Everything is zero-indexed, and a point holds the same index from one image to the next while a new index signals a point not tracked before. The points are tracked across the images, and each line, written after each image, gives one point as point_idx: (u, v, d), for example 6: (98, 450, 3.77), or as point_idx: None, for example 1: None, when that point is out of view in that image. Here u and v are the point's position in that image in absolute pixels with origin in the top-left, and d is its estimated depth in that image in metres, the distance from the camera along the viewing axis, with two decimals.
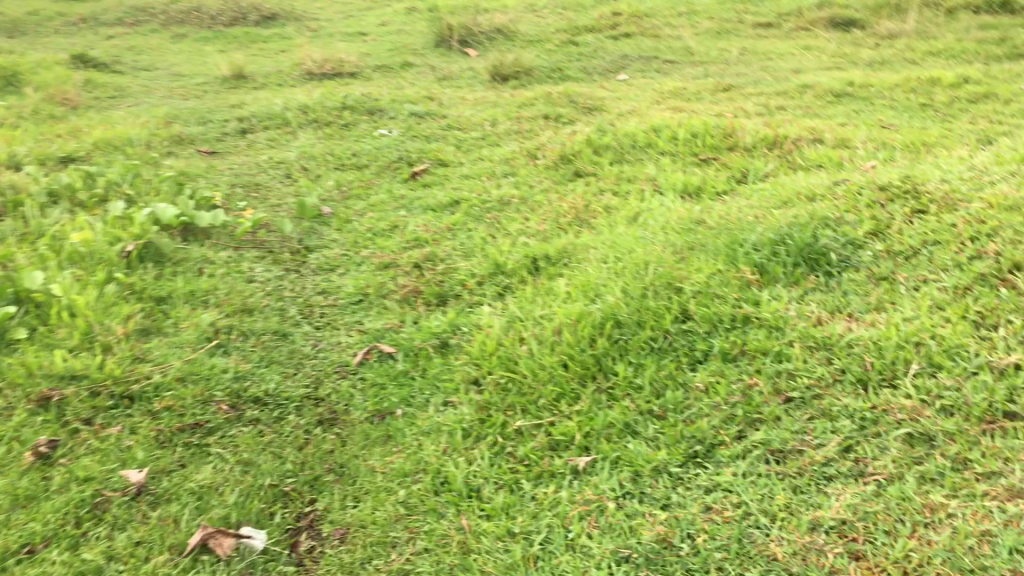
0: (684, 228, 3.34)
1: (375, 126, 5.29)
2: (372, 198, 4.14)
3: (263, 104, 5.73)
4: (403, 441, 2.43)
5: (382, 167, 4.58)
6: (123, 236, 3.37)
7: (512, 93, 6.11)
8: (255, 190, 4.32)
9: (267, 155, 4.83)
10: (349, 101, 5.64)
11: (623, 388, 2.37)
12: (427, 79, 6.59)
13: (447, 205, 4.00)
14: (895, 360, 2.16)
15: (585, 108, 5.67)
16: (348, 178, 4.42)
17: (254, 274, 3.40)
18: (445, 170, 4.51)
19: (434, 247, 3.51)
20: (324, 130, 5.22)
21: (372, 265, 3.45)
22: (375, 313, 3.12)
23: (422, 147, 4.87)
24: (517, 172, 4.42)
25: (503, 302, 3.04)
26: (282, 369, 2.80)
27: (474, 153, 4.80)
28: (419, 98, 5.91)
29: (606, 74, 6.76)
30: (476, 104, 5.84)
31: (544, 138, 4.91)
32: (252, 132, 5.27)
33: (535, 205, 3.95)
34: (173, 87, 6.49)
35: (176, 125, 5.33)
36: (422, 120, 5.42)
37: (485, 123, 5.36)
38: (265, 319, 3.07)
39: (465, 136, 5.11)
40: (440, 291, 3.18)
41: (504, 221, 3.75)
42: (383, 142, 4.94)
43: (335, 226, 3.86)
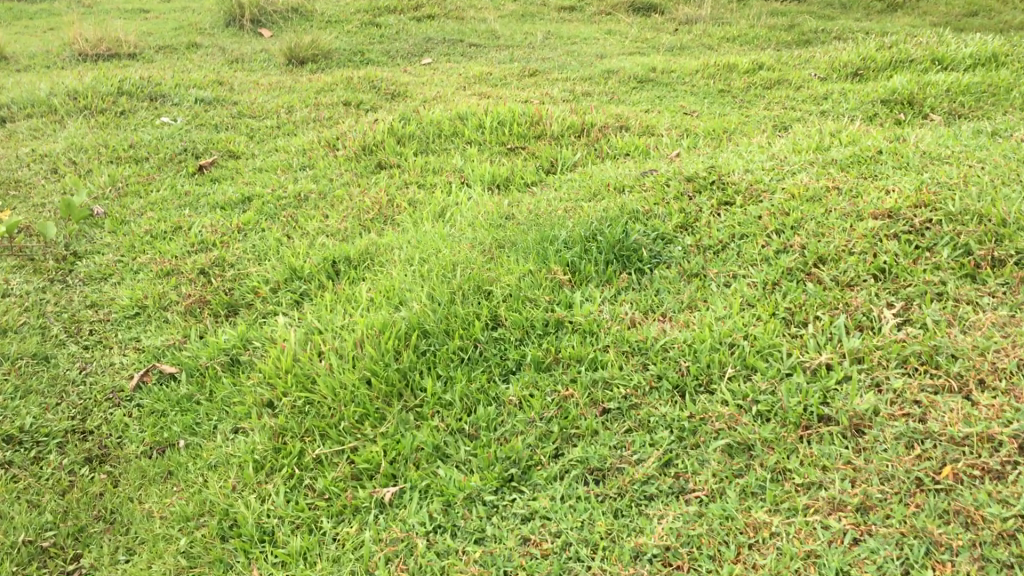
0: (492, 224, 3.19)
1: (157, 114, 4.85)
2: (152, 195, 3.76)
3: (26, 88, 5.15)
4: (186, 479, 2.16)
5: (164, 160, 4.19)
6: None
7: (310, 77, 5.78)
8: (14, 187, 3.88)
9: (29, 147, 4.32)
10: (127, 85, 5.15)
11: (431, 406, 2.19)
12: (216, 61, 6.15)
13: (238, 202, 3.69)
14: (710, 364, 2.08)
15: (387, 93, 5.44)
16: (124, 172, 4.00)
17: (10, 287, 3.02)
18: (235, 163, 4.17)
19: (223, 249, 3.20)
20: (98, 117, 4.74)
21: (152, 272, 3.10)
22: (155, 329, 2.80)
23: (210, 137, 4.49)
24: (315, 164, 4.15)
25: (300, 311, 2.80)
26: (43, 400, 2.45)
27: (269, 143, 4.48)
28: (206, 82, 5.48)
29: (410, 57, 6.55)
30: (271, 89, 5.48)
31: (344, 126, 4.65)
32: (12, 120, 4.73)
33: (335, 201, 3.70)
34: None
35: None
36: (211, 108, 5.03)
37: (281, 109, 5.03)
38: (23, 341, 2.69)
39: (258, 125, 4.76)
40: (228, 301, 2.91)
41: (301, 219, 3.48)
42: (166, 131, 4.53)
43: (109, 229, 3.47)
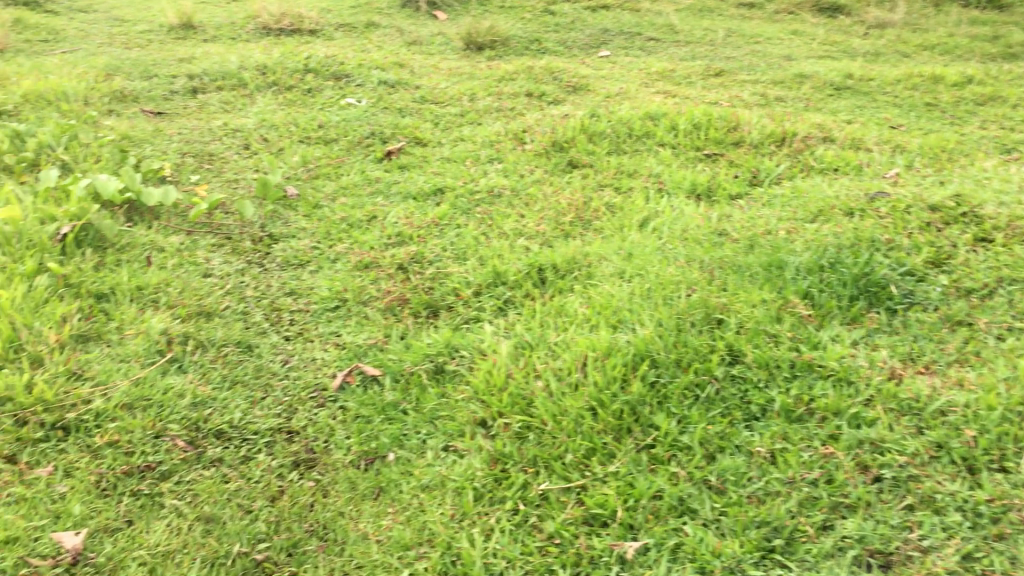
0: (707, 240, 2.96)
1: (342, 95, 4.80)
2: (343, 180, 3.68)
3: (215, 60, 5.19)
4: (399, 499, 2.02)
5: (352, 143, 4.11)
6: (57, 214, 2.90)
7: (488, 64, 5.64)
8: (209, 161, 3.87)
9: (221, 121, 4.32)
10: (313, 62, 5.12)
11: (667, 448, 1.99)
12: (395, 42, 6.09)
13: (430, 193, 3.56)
14: (1001, 438, 1.82)
15: (569, 86, 5.24)
16: (315, 154, 3.94)
17: (211, 267, 2.97)
18: (423, 151, 4.06)
19: (421, 245, 3.08)
20: (285, 95, 4.72)
21: (349, 263, 3.00)
22: (356, 326, 2.69)
23: (396, 122, 4.40)
24: (504, 158, 3.99)
25: (507, 319, 2.63)
26: (249, 393, 2.36)
27: (454, 132, 4.35)
28: (387, 64, 5.41)
29: (587, 48, 6.34)
30: (451, 75, 5.37)
31: (531, 120, 4.48)
32: (203, 92, 4.76)
33: (528, 199, 3.52)
34: (114, 35, 5.89)
35: (116, 78, 4.81)
36: (394, 91, 4.95)
37: (463, 97, 4.90)
38: (227, 328, 2.62)
39: (442, 112, 4.65)
40: (429, 301, 2.78)
41: (497, 217, 3.32)
42: (352, 113, 4.46)
43: (303, 213, 3.39)
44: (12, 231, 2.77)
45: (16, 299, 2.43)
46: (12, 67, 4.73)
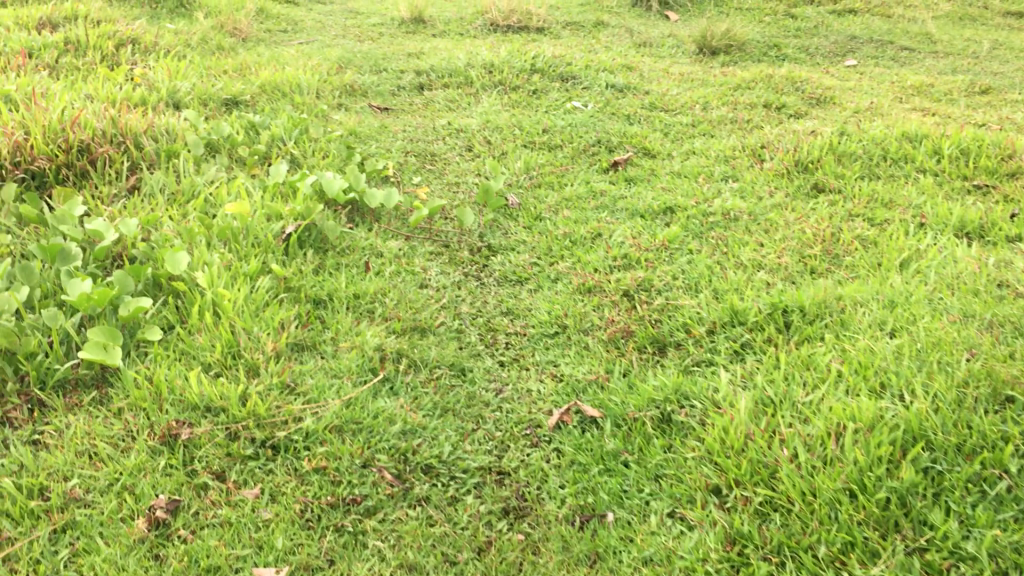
0: (985, 292, 2.54)
1: (568, 97, 4.61)
2: (566, 190, 3.48)
3: (444, 56, 5.14)
4: (617, 570, 1.79)
5: (577, 150, 3.91)
6: (284, 212, 2.86)
7: (722, 71, 5.31)
8: (431, 162, 3.79)
9: (446, 121, 4.25)
10: (540, 62, 4.97)
11: (946, 554, 1.65)
12: (624, 43, 5.86)
13: (658, 211, 3.30)
14: None
15: (812, 98, 4.83)
16: (538, 159, 3.77)
17: (428, 277, 2.85)
18: (652, 163, 3.80)
19: (649, 270, 2.83)
20: (511, 95, 4.59)
21: (571, 284, 2.79)
22: (575, 357, 2.48)
23: (624, 130, 4.17)
24: (740, 177, 3.68)
25: (744, 367, 2.34)
26: (459, 424, 2.20)
27: (685, 144, 4.07)
28: (615, 67, 5.19)
29: (830, 57, 5.87)
30: (682, 80, 5.08)
31: (770, 136, 4.13)
32: (430, 88, 4.71)
33: (768, 225, 3.19)
34: (349, 27, 5.99)
35: (348, 71, 4.85)
36: (621, 96, 4.72)
37: (695, 106, 4.60)
38: (441, 347, 2.48)
39: (673, 121, 4.37)
40: (655, 336, 2.53)
41: (733, 244, 3.02)
42: (578, 118, 4.27)
43: (523, 224, 3.23)
44: (240, 227, 2.74)
45: (237, 300, 2.38)
46: (253, 57, 4.86)
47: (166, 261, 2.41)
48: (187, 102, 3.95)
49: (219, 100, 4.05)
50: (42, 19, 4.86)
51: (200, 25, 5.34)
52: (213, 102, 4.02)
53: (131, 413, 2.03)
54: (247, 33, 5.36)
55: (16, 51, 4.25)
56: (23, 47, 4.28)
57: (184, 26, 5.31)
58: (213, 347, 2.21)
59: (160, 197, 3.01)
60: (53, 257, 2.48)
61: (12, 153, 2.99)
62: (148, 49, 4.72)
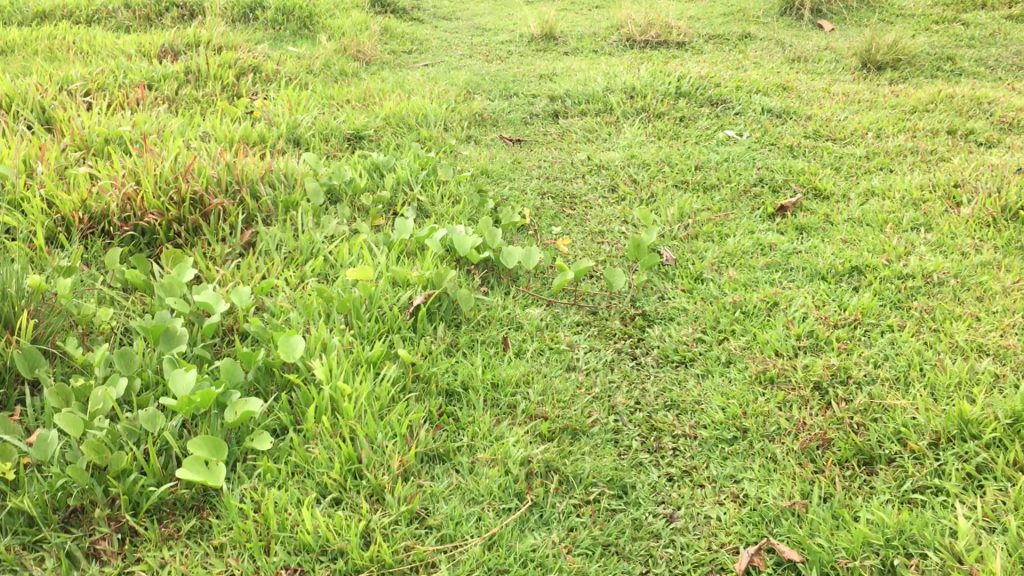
0: None
1: (719, 125, 4.15)
2: (730, 243, 3.03)
3: (579, 79, 4.75)
4: None
5: (737, 191, 3.45)
6: (411, 279, 2.51)
7: (892, 90, 4.74)
8: (572, 207, 3.40)
9: (585, 154, 3.85)
10: (687, 84, 4.52)
11: None
12: (775, 58, 5.35)
13: (842, 271, 2.81)
14: None
15: (1003, 122, 4.22)
16: (693, 204, 3.33)
17: (577, 356, 2.45)
18: (825, 208, 3.31)
19: (843, 354, 2.35)
20: (656, 123, 4.15)
21: (748, 370, 2.34)
22: (762, 472, 2.02)
23: (788, 165, 3.68)
24: (933, 227, 3.15)
25: (985, 500, 1.84)
26: (626, 567, 1.76)
27: (862, 182, 3.55)
28: (769, 88, 4.69)
29: (1014, 70, 5.21)
30: (847, 102, 4.54)
31: (963, 171, 3.57)
32: (566, 116, 4.33)
33: (979, 293, 2.66)
34: (477, 46, 5.66)
35: (477, 98, 4.51)
36: (780, 123, 4.22)
37: (866, 134, 4.07)
38: (597, 456, 2.07)
39: (843, 153, 3.86)
40: (860, 447, 2.05)
41: (941, 318, 2.51)
42: (735, 151, 3.80)
43: (682, 287, 2.79)
44: (363, 299, 2.40)
45: (360, 398, 2.03)
46: (377, 84, 4.57)
47: (280, 348, 2.08)
48: (308, 138, 3.66)
49: (341, 135, 3.75)
50: (163, 45, 4.67)
51: (322, 48, 5.10)
52: (334, 137, 3.73)
53: (233, 552, 1.68)
54: (370, 56, 5.08)
55: (134, 82, 4.05)
56: (142, 79, 4.09)
57: (306, 49, 5.07)
58: (331, 462, 1.86)
59: (277, 257, 2.70)
60: (155, 338, 2.17)
61: (121, 207, 2.72)
62: (268, 76, 4.47)
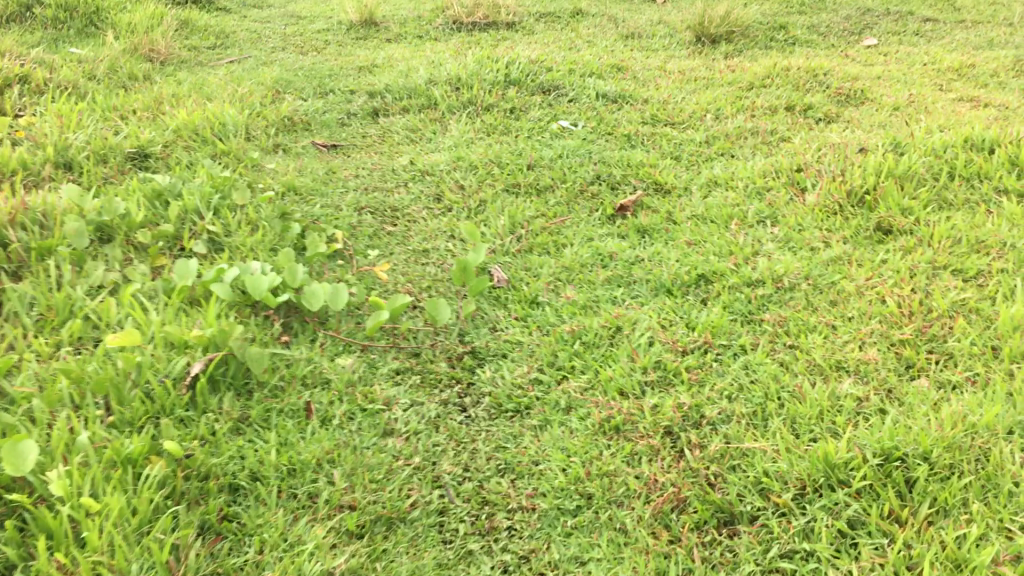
0: None
1: (552, 115, 3.85)
2: (567, 256, 2.73)
3: (400, 71, 4.42)
4: None
5: (573, 192, 3.16)
6: (188, 340, 2.08)
7: (728, 64, 4.56)
8: (393, 224, 3.05)
9: (407, 158, 3.54)
10: (516, 70, 4.19)
11: None
12: (608, 36, 5.11)
13: (689, 282, 2.55)
14: None
15: (840, 95, 4.08)
16: (525, 211, 3.03)
17: (394, 416, 2.09)
18: (666, 205, 3.07)
19: (693, 389, 2.07)
20: (484, 117, 3.84)
21: (591, 418, 2.03)
22: (611, 548, 1.71)
23: (626, 158, 3.41)
24: (780, 219, 2.93)
25: (862, 564, 1.58)
26: None
27: (703, 172, 3.32)
28: (603, 69, 4.43)
29: (846, 36, 5.12)
30: (683, 80, 4.32)
31: (805, 153, 3.38)
32: (386, 114, 4.00)
33: (833, 295, 2.45)
34: (291, 37, 5.31)
35: (287, 100, 4.14)
36: (616, 108, 3.95)
37: (705, 116, 3.85)
38: (416, 553, 1.71)
39: (683, 139, 3.62)
40: (719, 505, 1.77)
41: (796, 330, 2.27)
42: (570, 145, 3.51)
43: (515, 314, 2.47)
44: (124, 375, 1.96)
45: (109, 517, 1.60)
46: (171, 90, 4.05)
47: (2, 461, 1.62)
48: (81, 161, 3.13)
49: (122, 155, 3.24)
50: None
51: (108, 48, 4.51)
52: (112, 157, 3.22)
53: None
54: (166, 55, 4.62)
55: None
56: None
57: (90, 50, 4.48)
58: None
59: (23, 322, 2.21)
60: None
61: None
62: (40, 87, 3.88)
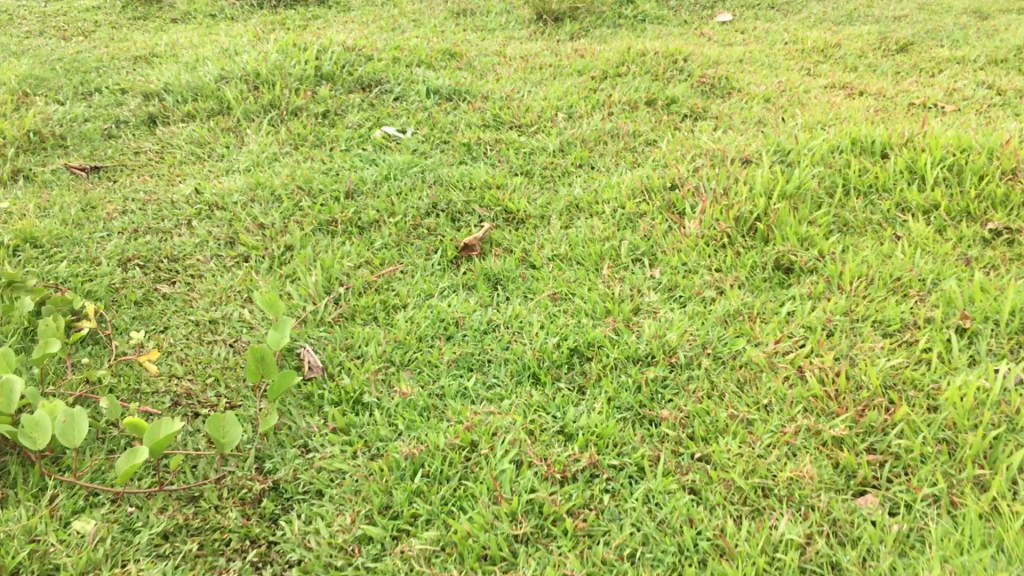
0: None
1: (375, 120, 3.22)
2: (400, 328, 2.12)
3: (187, 63, 3.65)
4: None
5: (403, 229, 2.54)
6: None
7: (574, 47, 4.03)
8: (171, 288, 2.36)
9: (191, 184, 2.81)
10: (329, 63, 3.51)
11: None
12: (437, 12, 4.47)
13: (558, 360, 1.98)
14: None
15: (704, 83, 3.60)
16: (343, 260, 2.39)
17: None
18: (519, 241, 2.50)
19: (580, 548, 1.50)
20: (291, 124, 3.14)
21: None
22: None
23: (467, 176, 2.81)
24: (659, 257, 2.40)
25: None
26: None
27: (561, 193, 2.76)
28: (433, 56, 3.80)
29: (699, 10, 4.66)
30: (527, 68, 3.75)
31: (677, 163, 2.88)
32: (168, 119, 3.24)
33: (741, 370, 1.93)
34: (51, 16, 4.46)
35: (39, 104, 3.31)
36: (451, 108, 3.34)
37: (555, 115, 3.29)
38: None
39: (532, 147, 3.05)
40: None
41: (703, 432, 1.74)
42: (398, 161, 2.88)
43: (333, 426, 1.84)
44: None
45: None
46: None
47: None
48: None
49: None
50: None
51: None
52: None
53: None
54: None
55: None
56: None
57: None
58: None
59: None
60: None
61: None
62: None
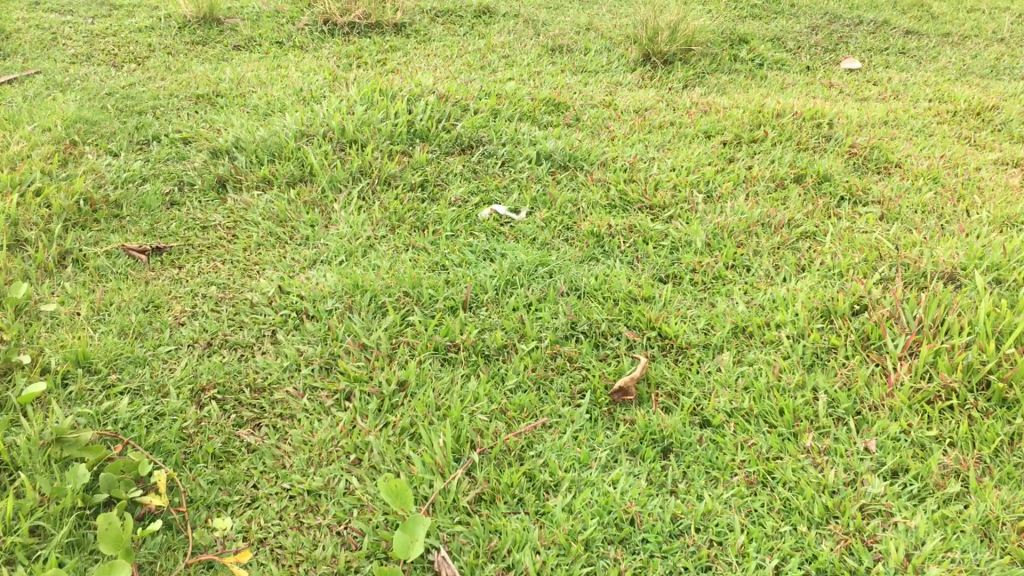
0: None
1: (482, 194, 2.74)
2: (560, 525, 1.63)
3: (258, 110, 3.18)
4: None
5: (539, 362, 2.05)
6: None
7: (692, 99, 3.54)
8: (257, 434, 1.87)
9: (273, 277, 2.33)
10: (423, 116, 3.02)
11: None
12: (529, 48, 3.99)
13: None
14: None
15: (855, 155, 3.10)
16: (472, 409, 1.90)
17: None
18: (684, 382, 2.02)
19: None
20: (385, 198, 2.67)
21: None
22: None
23: (606, 282, 2.33)
24: (870, 419, 1.90)
25: None
26: None
27: (722, 308, 2.26)
28: (536, 107, 3.32)
29: (821, 53, 4.16)
30: (645, 126, 3.26)
31: (856, 273, 2.38)
32: (239, 183, 2.76)
33: None
34: (100, 37, 4.01)
35: (89, 158, 2.84)
36: (567, 180, 2.85)
37: (691, 194, 2.79)
38: None
39: (673, 240, 2.55)
40: None
41: None
42: (519, 257, 2.39)
43: None
44: None
45: None
46: None
47: None
48: None
49: None
50: None
51: None
52: None
53: None
54: None
55: None
56: None
57: None
58: None
59: None
60: None
61: None
62: None
